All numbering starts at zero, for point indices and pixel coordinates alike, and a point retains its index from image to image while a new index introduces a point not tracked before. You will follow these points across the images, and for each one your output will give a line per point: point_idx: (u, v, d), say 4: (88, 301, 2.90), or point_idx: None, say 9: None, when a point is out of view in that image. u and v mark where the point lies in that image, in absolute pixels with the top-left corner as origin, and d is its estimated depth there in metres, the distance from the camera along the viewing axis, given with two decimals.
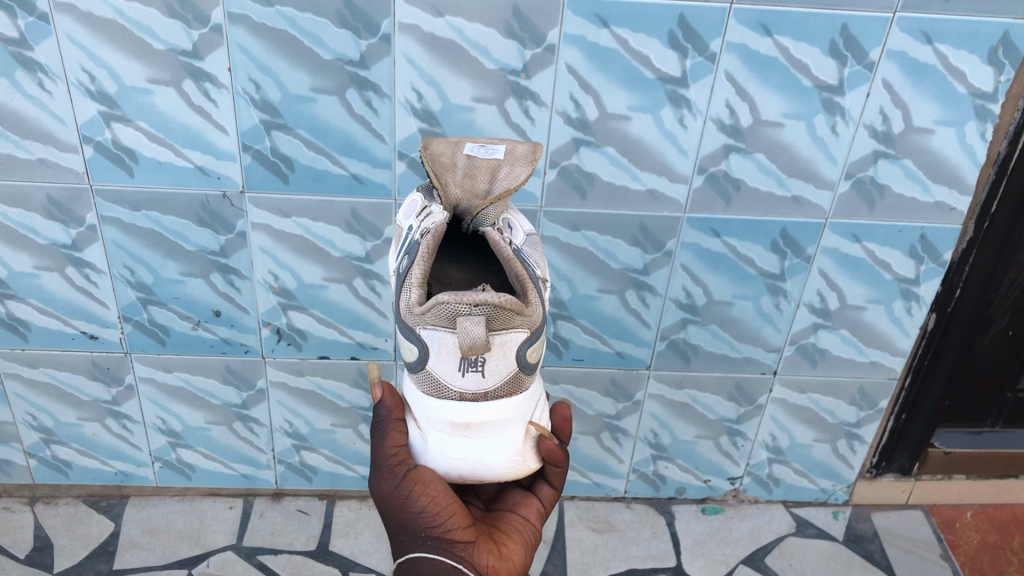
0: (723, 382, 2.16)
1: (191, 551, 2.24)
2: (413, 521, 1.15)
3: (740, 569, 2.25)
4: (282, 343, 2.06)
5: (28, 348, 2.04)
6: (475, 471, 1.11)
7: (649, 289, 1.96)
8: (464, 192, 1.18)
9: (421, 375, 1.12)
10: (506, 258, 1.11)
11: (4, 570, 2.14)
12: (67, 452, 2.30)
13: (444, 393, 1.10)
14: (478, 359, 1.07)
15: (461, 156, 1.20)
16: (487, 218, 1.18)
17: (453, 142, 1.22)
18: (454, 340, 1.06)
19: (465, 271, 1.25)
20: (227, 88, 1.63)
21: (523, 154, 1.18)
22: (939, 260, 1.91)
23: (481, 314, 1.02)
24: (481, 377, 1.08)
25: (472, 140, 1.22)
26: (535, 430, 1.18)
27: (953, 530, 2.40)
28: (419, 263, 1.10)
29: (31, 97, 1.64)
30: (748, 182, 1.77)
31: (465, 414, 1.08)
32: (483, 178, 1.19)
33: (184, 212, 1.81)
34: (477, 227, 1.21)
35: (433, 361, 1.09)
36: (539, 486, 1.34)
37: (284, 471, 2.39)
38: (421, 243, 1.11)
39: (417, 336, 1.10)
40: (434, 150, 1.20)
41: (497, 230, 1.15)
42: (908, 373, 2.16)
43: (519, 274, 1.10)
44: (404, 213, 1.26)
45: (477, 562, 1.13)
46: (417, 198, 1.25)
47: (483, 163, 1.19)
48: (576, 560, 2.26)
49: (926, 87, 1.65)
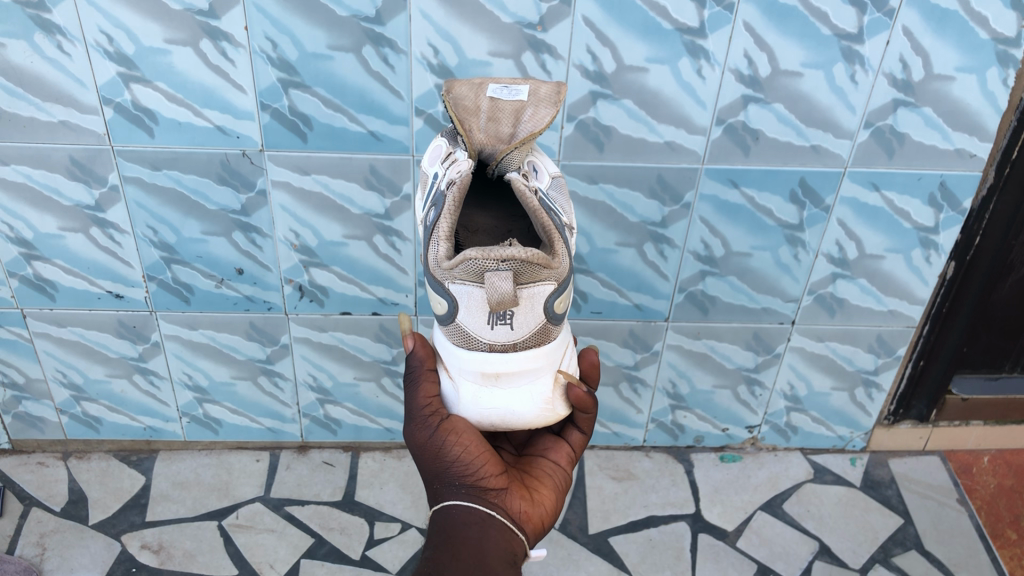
0: (741, 332, 2.17)
1: (221, 502, 2.30)
2: (447, 470, 1.18)
3: (758, 516, 2.29)
4: (304, 300, 2.08)
5: (55, 308, 2.08)
6: (506, 419, 1.15)
7: (667, 241, 1.96)
8: (489, 139, 1.16)
9: (452, 327, 1.15)
10: (532, 208, 1.11)
11: (41, 522, 2.21)
12: (97, 408, 2.36)
13: (473, 344, 1.13)
14: (506, 313, 1.08)
15: (484, 98, 1.16)
16: (512, 162, 1.18)
17: (475, 83, 1.17)
18: (483, 294, 1.07)
19: (492, 217, 1.26)
20: (244, 47, 1.63)
21: (547, 94, 1.15)
22: (958, 209, 1.90)
23: (508, 269, 1.01)
24: (510, 330, 1.10)
25: (494, 80, 1.18)
26: (564, 378, 1.22)
27: (970, 475, 2.42)
28: (445, 216, 1.08)
29: (51, 59, 1.65)
30: (767, 133, 1.77)
31: (496, 365, 1.12)
32: (507, 122, 1.16)
33: (204, 171, 1.82)
34: (501, 172, 1.20)
35: (463, 314, 1.11)
36: (569, 433, 1.36)
37: (309, 425, 2.44)
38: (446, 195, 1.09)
39: (446, 290, 1.11)
40: (456, 93, 1.15)
41: (522, 177, 1.14)
42: (926, 322, 2.16)
43: (545, 225, 1.10)
44: (428, 159, 1.25)
45: (510, 508, 1.17)
46: (441, 144, 1.23)
47: (507, 105, 1.16)
48: (597, 507, 2.30)
49: (948, 33, 1.63)
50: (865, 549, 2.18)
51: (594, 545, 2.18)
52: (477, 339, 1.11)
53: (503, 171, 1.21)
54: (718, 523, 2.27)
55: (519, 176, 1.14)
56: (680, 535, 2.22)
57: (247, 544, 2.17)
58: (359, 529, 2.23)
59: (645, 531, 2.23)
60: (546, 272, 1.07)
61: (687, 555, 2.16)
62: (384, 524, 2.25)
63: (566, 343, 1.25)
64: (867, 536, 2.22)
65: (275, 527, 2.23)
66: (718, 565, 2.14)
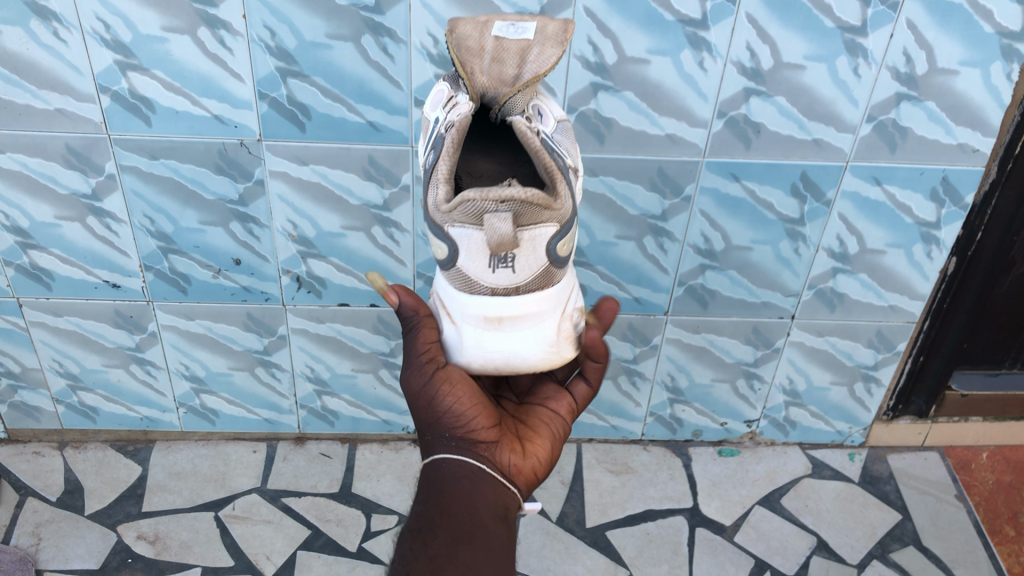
0: (740, 326, 2.16)
1: (218, 493, 2.29)
2: (439, 420, 1.18)
3: (756, 510, 2.28)
4: (302, 291, 2.07)
5: (52, 297, 2.07)
6: (509, 362, 1.15)
7: (667, 234, 1.95)
8: (496, 83, 1.12)
9: (452, 272, 1.13)
10: (534, 148, 1.08)
11: (36, 512, 2.20)
12: (94, 398, 2.34)
13: (476, 288, 1.12)
14: (507, 257, 1.08)
15: (490, 37, 1.12)
16: (516, 106, 1.14)
17: (480, 23, 1.13)
18: (483, 237, 1.06)
19: (496, 163, 1.22)
20: (243, 35, 1.62)
21: (553, 33, 1.11)
22: (960, 204, 1.89)
23: (508, 210, 1.01)
24: (511, 273, 1.10)
25: (500, 18, 1.14)
26: (567, 321, 1.21)
27: (969, 471, 2.42)
28: (444, 158, 1.07)
29: (47, 46, 1.63)
30: (768, 126, 1.76)
31: (500, 309, 1.12)
32: (512, 62, 1.12)
33: (201, 160, 1.81)
34: (505, 115, 1.17)
35: (464, 258, 1.10)
36: (573, 385, 1.40)
37: (306, 416, 2.42)
38: (447, 135, 1.07)
39: (446, 234, 1.09)
40: (460, 32, 1.12)
41: (525, 119, 1.11)
42: (927, 317, 2.15)
43: (547, 165, 1.08)
44: (431, 103, 1.20)
45: (501, 461, 1.19)
46: (442, 88, 1.19)
47: (512, 44, 1.12)
48: (594, 501, 2.30)
49: (952, 27, 1.61)
50: (863, 545, 2.18)
51: (592, 539, 2.18)
52: (476, 279, 1.10)
53: (506, 115, 1.17)
54: (716, 517, 2.26)
55: (522, 118, 1.11)
56: (678, 529, 2.22)
57: (243, 535, 2.17)
58: (356, 520, 2.22)
59: (643, 525, 2.23)
60: (547, 213, 1.06)
61: (685, 549, 2.16)
62: (381, 517, 2.24)
63: (572, 285, 1.24)
64: (865, 531, 2.22)
65: (272, 518, 2.22)
66: (715, 560, 2.14)
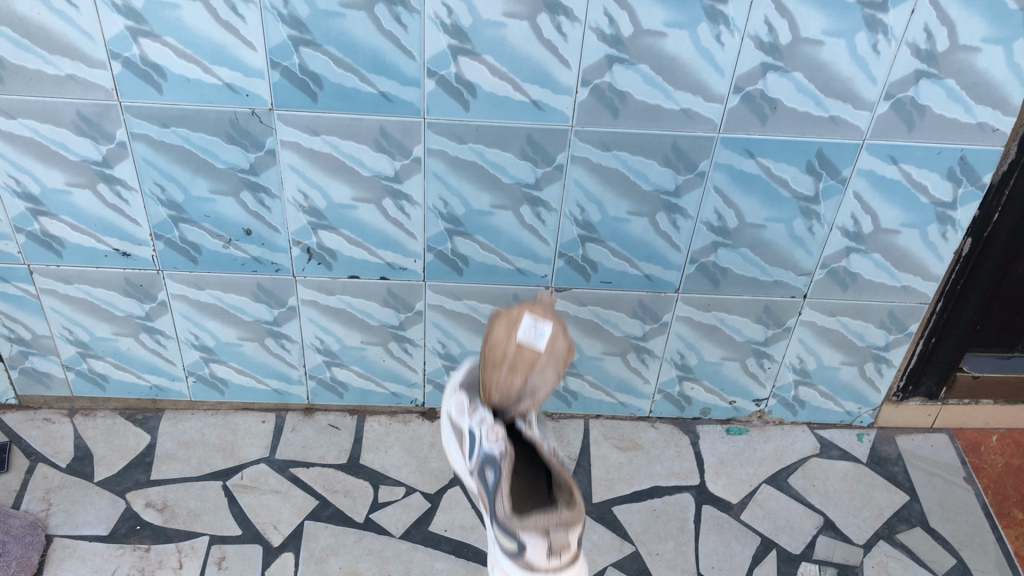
0: (752, 305, 2.15)
1: (226, 463, 2.30)
2: None
3: (763, 489, 2.29)
4: (312, 263, 2.07)
5: (63, 265, 2.07)
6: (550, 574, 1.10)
7: (680, 211, 1.94)
8: (508, 386, 1.19)
9: (515, 559, 1.12)
10: (560, 468, 1.16)
11: (46, 478, 2.22)
12: (103, 366, 2.34)
13: (524, 561, 1.11)
14: (560, 546, 1.09)
15: (513, 342, 1.17)
16: (525, 418, 1.24)
17: (509, 322, 1.19)
18: (546, 538, 1.08)
19: (518, 478, 1.24)
20: (255, 3, 1.60)
21: (559, 353, 1.16)
22: (978, 183, 1.87)
23: (566, 522, 1.10)
24: (564, 529, 1.09)
25: (525, 314, 1.17)
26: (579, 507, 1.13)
27: (978, 454, 2.41)
28: (505, 478, 1.14)
29: (58, 11, 1.62)
30: (785, 102, 1.74)
31: (549, 556, 1.09)
32: (522, 375, 1.17)
33: (213, 129, 1.80)
34: (511, 420, 1.25)
35: (518, 544, 1.10)
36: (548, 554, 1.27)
37: (315, 387, 2.42)
38: (500, 476, 1.15)
39: (512, 534, 1.11)
40: (496, 336, 1.20)
41: (537, 434, 1.24)
42: (940, 298, 2.14)
43: (567, 479, 1.15)
44: (454, 411, 1.32)
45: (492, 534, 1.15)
46: (463, 400, 1.31)
47: (527, 350, 1.15)
48: (601, 477, 2.31)
49: (975, 3, 1.58)
50: (870, 524, 2.18)
51: (598, 514, 2.20)
52: (538, 566, 1.09)
53: (512, 420, 1.25)
54: (723, 495, 2.27)
55: (533, 432, 1.24)
56: (684, 507, 2.23)
57: (251, 504, 2.18)
58: (363, 492, 2.24)
59: (649, 501, 2.24)
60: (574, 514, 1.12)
61: (691, 526, 2.18)
62: (388, 488, 2.26)
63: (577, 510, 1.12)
64: (872, 511, 2.22)
65: (280, 488, 2.23)
66: (721, 537, 2.15)
